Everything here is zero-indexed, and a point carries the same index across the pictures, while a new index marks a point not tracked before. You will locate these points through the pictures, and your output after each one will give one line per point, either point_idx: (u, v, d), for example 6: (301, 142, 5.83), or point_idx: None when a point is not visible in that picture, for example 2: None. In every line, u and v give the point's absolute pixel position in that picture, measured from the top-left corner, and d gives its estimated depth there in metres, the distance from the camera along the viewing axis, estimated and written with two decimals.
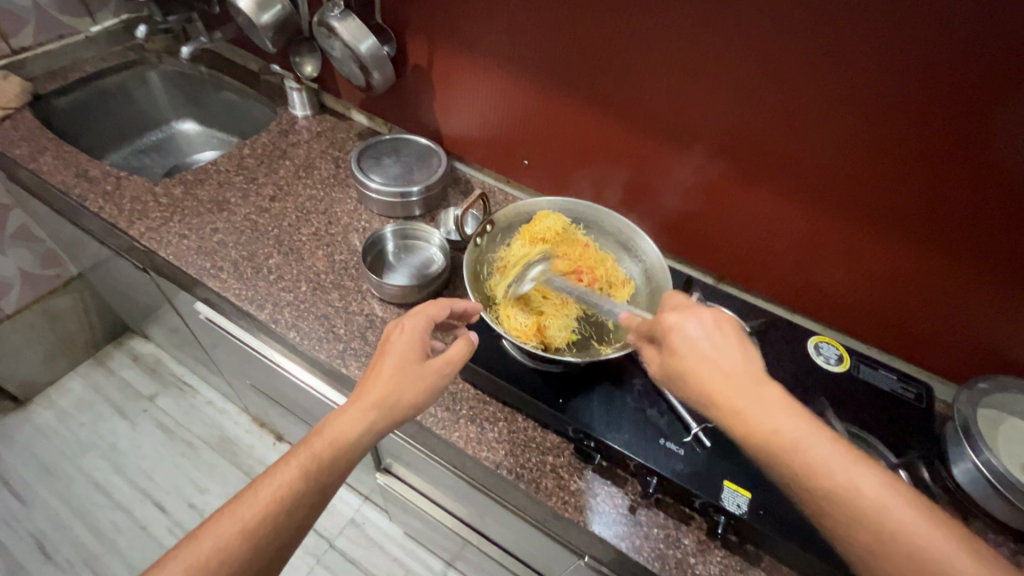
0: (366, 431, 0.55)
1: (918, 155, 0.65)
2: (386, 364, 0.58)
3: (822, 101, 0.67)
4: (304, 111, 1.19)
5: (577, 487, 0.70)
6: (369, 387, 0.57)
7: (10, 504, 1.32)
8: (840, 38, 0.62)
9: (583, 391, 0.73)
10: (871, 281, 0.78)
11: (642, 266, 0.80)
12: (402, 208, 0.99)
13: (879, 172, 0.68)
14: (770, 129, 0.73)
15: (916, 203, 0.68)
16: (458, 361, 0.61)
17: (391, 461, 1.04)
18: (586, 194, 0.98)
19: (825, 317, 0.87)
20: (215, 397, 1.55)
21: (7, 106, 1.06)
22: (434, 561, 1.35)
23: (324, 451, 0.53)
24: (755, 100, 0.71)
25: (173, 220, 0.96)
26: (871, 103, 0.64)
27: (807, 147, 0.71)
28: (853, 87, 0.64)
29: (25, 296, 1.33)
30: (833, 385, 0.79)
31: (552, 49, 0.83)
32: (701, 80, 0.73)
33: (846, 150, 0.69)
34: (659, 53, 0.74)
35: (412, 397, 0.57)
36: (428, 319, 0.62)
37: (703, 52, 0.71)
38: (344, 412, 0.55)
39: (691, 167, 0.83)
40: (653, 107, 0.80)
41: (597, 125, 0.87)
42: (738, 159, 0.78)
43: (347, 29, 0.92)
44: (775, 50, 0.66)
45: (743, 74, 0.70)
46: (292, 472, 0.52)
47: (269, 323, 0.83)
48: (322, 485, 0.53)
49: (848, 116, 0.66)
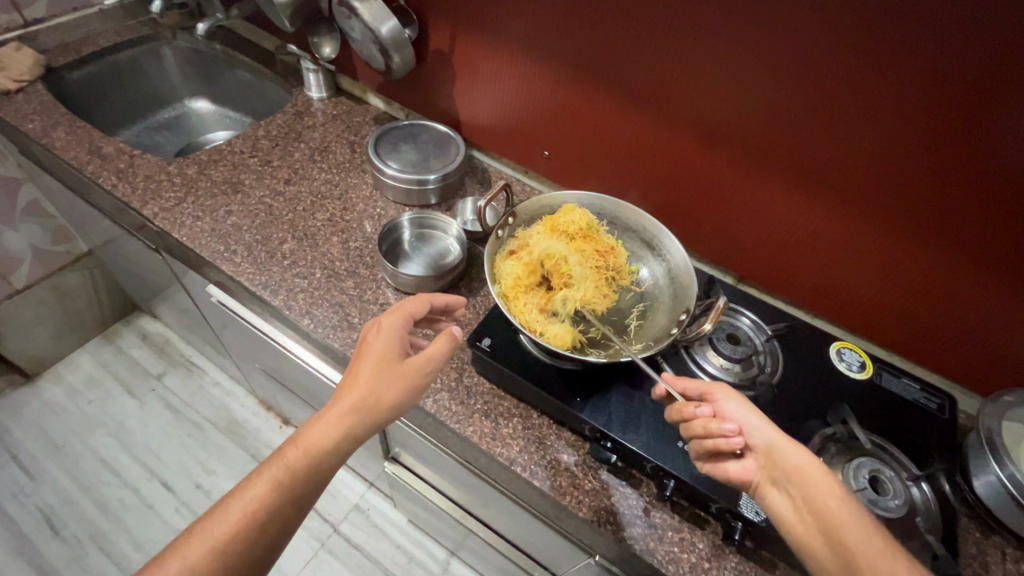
0: (342, 439, 0.54)
1: (955, 161, 0.62)
2: (363, 366, 0.56)
3: (856, 102, 0.64)
4: (319, 93, 1.16)
5: (592, 486, 0.69)
6: (344, 392, 0.55)
7: (19, 478, 1.33)
8: (879, 37, 0.59)
9: (602, 390, 0.72)
10: (888, 284, 0.77)
11: (665, 266, 0.78)
12: (419, 196, 0.98)
13: (913, 177, 0.66)
14: (802, 130, 0.70)
15: (950, 211, 0.66)
16: (438, 359, 0.59)
17: (399, 450, 1.03)
18: (607, 187, 0.96)
19: (847, 322, 0.85)
20: (223, 378, 1.55)
21: (20, 79, 1.05)
22: (436, 549, 1.35)
23: (298, 462, 0.52)
24: (785, 99, 0.69)
25: (186, 201, 0.94)
26: (892, 104, 0.62)
27: (839, 149, 0.69)
28: (891, 87, 0.61)
29: (35, 272, 1.33)
30: (855, 392, 0.77)
31: (573, 39, 0.81)
32: (730, 78, 0.71)
33: (876, 151, 0.66)
34: (687, 49, 0.72)
35: (390, 401, 0.55)
36: (404, 317, 0.61)
37: (733, 48, 0.68)
38: (317, 419, 0.54)
39: (707, 163, 0.81)
40: (673, 102, 0.78)
41: (621, 120, 0.85)
42: (752, 157, 0.76)
43: (369, 10, 0.89)
44: (809, 48, 0.63)
45: (775, 72, 0.67)
46: (264, 486, 0.51)
47: (283, 309, 0.82)
48: (296, 496, 0.52)
49: (881, 117, 0.64)
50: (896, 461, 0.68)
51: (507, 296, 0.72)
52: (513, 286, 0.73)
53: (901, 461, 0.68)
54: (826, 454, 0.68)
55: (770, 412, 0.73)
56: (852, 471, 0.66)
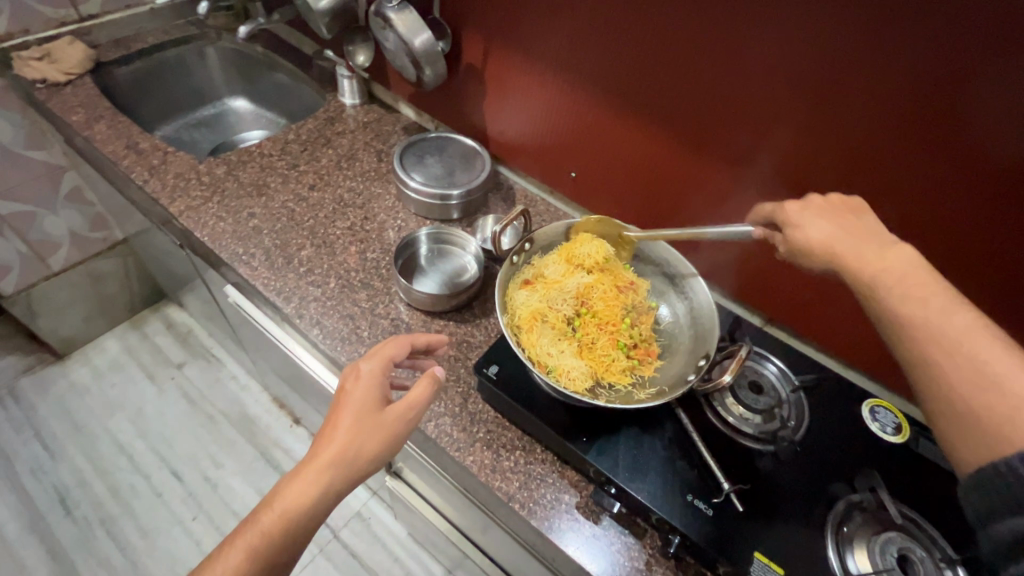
0: (321, 496, 0.51)
1: (1009, 209, 0.56)
2: (341, 418, 0.54)
3: (909, 139, 0.58)
4: (352, 100, 1.17)
5: (592, 532, 0.66)
6: (321, 447, 0.53)
7: (40, 454, 1.37)
8: (915, 72, 0.54)
9: (609, 432, 0.68)
10: None
11: (687, 304, 0.74)
12: (440, 211, 0.96)
13: (951, 220, 0.60)
14: (838, 165, 0.65)
15: (1012, 263, 0.59)
16: (421, 405, 0.57)
17: (401, 466, 1.01)
18: (633, 215, 0.92)
19: (884, 376, 0.78)
20: (240, 371, 1.57)
21: (70, 72, 1.09)
22: (434, 566, 1.33)
23: (274, 528, 0.50)
24: (829, 132, 0.63)
25: (212, 200, 0.95)
26: (924, 142, 0.57)
27: (880, 188, 0.63)
28: (938, 125, 0.56)
29: (72, 256, 1.38)
30: (887, 457, 0.70)
31: (592, 56, 0.79)
32: (769, 106, 0.66)
33: (908, 191, 0.61)
34: (715, 72, 0.68)
35: (370, 456, 0.53)
36: (384, 361, 0.59)
37: (757, 76, 0.65)
38: (292, 480, 0.51)
39: (726, 193, 0.77)
40: (691, 127, 0.75)
41: (643, 141, 0.82)
42: (774, 191, 0.72)
43: (403, 21, 0.89)
44: (841, 79, 0.59)
45: (819, 102, 0.62)
46: (239, 554, 0.49)
47: (294, 317, 0.81)
48: (273, 562, 0.50)
49: (913, 156, 0.59)
50: (930, 540, 0.61)
51: (516, 324, 0.70)
52: (523, 316, 0.71)
53: (935, 539, 0.61)
54: (849, 523, 0.63)
55: (792, 471, 0.67)
56: (877, 547, 0.60)
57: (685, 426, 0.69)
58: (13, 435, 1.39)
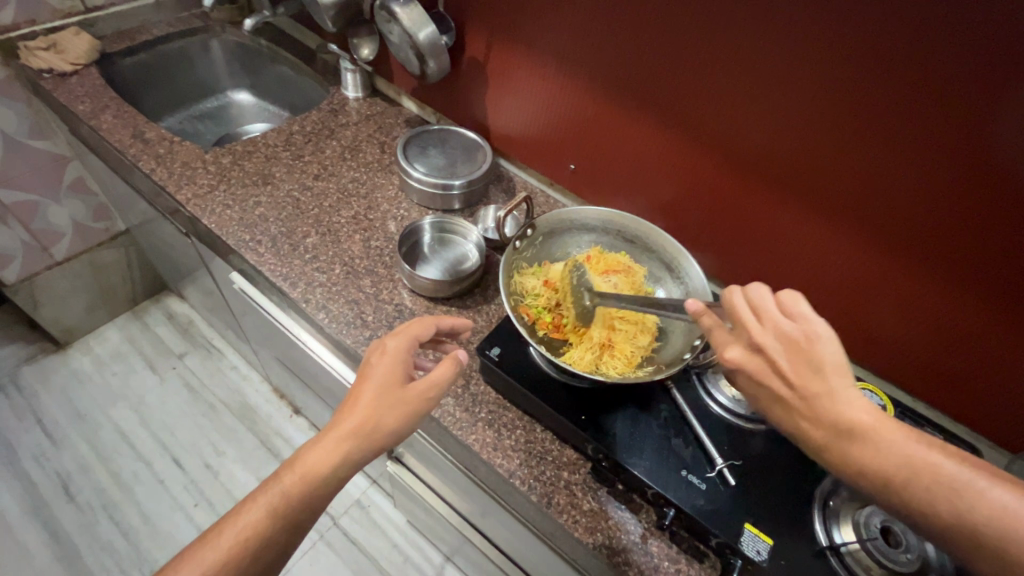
0: (341, 463, 0.54)
1: (966, 185, 0.59)
2: (365, 390, 0.56)
3: (870, 119, 0.62)
4: (355, 93, 1.19)
5: (589, 507, 0.68)
6: (344, 416, 0.55)
7: (41, 441, 1.38)
8: (874, 55, 0.58)
9: (607, 411, 0.71)
10: (905, 318, 0.72)
11: (684, 289, 0.77)
12: (442, 200, 0.99)
13: (913, 199, 0.63)
14: (808, 146, 0.68)
15: (979, 245, 0.61)
16: (441, 383, 0.59)
17: (403, 451, 1.03)
18: (628, 205, 0.95)
19: (872, 362, 0.80)
20: (240, 362, 1.59)
21: (76, 62, 1.10)
22: (433, 553, 1.35)
23: (294, 488, 0.52)
24: (802, 114, 0.66)
25: (218, 189, 0.97)
26: (887, 123, 0.61)
27: (847, 169, 0.66)
28: (897, 106, 0.59)
29: (75, 245, 1.40)
30: None
31: (580, 41, 0.82)
32: (746, 92, 0.69)
33: (873, 171, 0.64)
34: (693, 57, 0.71)
35: (391, 427, 0.55)
36: (411, 339, 0.60)
37: (732, 60, 0.68)
38: (314, 445, 0.54)
39: (708, 175, 0.80)
40: (673, 111, 0.78)
41: (630, 126, 0.85)
42: (751, 172, 0.76)
43: (408, 14, 0.91)
44: (808, 63, 0.63)
45: (793, 88, 0.65)
46: (259, 512, 0.51)
47: (301, 302, 0.83)
48: (293, 522, 0.52)
49: (876, 136, 0.62)
50: None
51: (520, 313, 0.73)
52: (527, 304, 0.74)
53: None
54: (836, 497, 0.65)
55: (781, 448, 0.70)
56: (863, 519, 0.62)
57: (680, 405, 0.72)
58: (14, 422, 1.40)
